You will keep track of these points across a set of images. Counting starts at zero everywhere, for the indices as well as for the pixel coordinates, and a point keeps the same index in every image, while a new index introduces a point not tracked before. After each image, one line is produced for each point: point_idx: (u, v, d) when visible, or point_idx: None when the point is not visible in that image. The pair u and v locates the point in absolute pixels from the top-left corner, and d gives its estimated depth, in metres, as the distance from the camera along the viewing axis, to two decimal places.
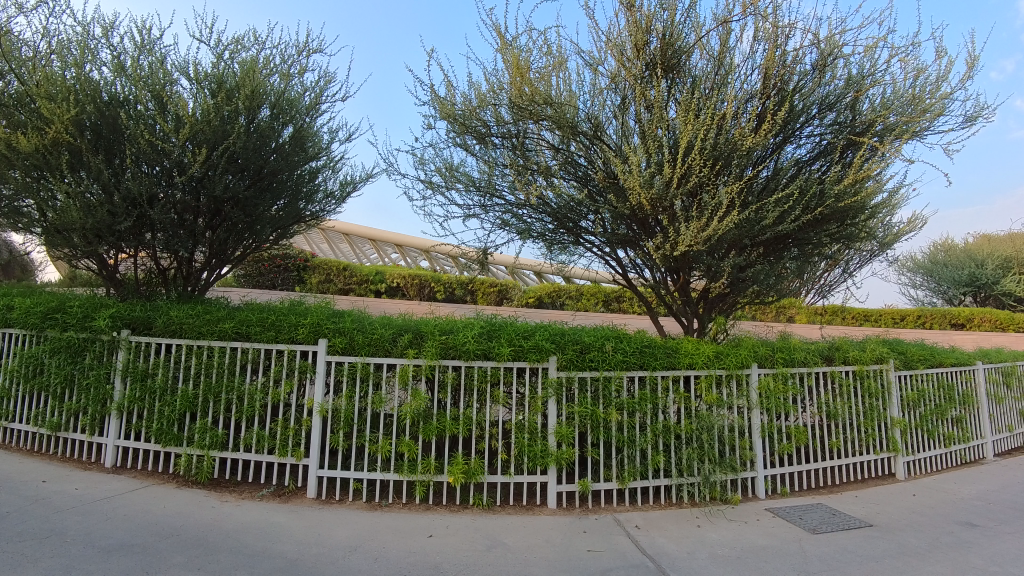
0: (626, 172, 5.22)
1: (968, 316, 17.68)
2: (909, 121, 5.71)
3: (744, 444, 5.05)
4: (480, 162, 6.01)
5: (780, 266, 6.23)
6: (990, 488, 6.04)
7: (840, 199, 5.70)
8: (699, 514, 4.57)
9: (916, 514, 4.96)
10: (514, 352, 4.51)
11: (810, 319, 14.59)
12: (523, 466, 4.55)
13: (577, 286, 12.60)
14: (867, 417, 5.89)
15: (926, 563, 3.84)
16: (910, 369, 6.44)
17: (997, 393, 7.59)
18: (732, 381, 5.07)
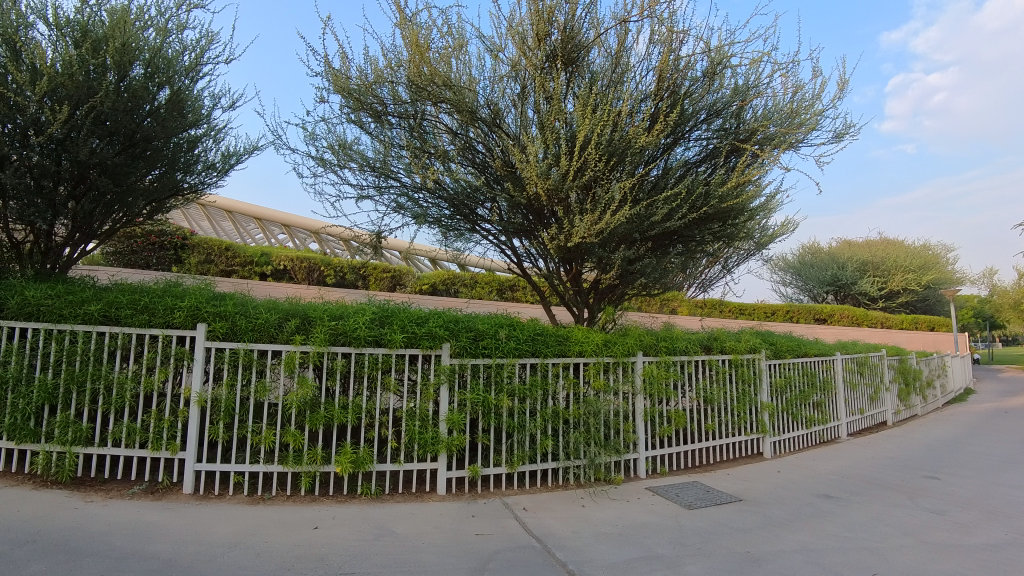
0: (524, 162, 5.28)
1: (830, 312, 19.28)
2: (787, 134, 6.15)
3: (628, 427, 5.26)
4: (376, 141, 5.88)
5: (666, 260, 6.53)
6: (843, 465, 6.63)
7: (723, 200, 6.04)
8: (584, 495, 4.71)
9: (781, 488, 5.35)
10: (407, 338, 4.45)
11: (692, 312, 15.38)
12: (412, 453, 4.50)
13: (471, 274, 12.63)
14: (740, 402, 6.28)
15: (789, 532, 4.16)
16: (779, 358, 6.95)
17: (852, 380, 8.32)
18: (619, 367, 5.26)
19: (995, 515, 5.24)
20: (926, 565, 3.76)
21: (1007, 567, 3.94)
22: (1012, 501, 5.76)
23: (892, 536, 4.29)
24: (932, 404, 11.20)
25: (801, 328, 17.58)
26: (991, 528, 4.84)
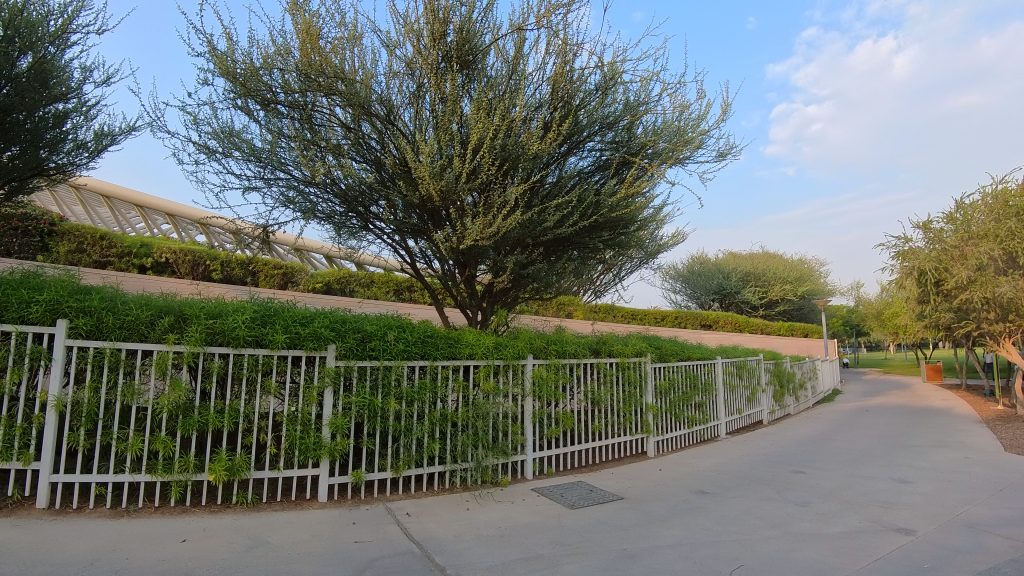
0: (417, 161, 5.24)
1: (714, 318, 20.35)
2: (673, 150, 6.43)
3: (516, 429, 5.30)
4: (264, 131, 5.64)
5: (558, 265, 6.67)
6: (720, 463, 6.97)
7: (613, 209, 6.23)
8: (470, 498, 4.69)
9: (661, 485, 5.54)
10: (290, 339, 4.25)
11: (586, 316, 15.73)
12: (293, 459, 4.31)
13: (367, 274, 12.35)
14: (626, 403, 6.49)
15: (665, 527, 4.30)
16: (664, 361, 7.24)
17: (731, 382, 8.78)
18: (509, 370, 5.30)
19: (850, 505, 5.68)
20: (788, 554, 4.00)
21: (858, 554, 4.26)
22: (866, 492, 6.26)
23: (758, 528, 4.54)
24: (803, 404, 12.00)
25: (688, 334, 18.40)
26: (847, 518, 5.23)
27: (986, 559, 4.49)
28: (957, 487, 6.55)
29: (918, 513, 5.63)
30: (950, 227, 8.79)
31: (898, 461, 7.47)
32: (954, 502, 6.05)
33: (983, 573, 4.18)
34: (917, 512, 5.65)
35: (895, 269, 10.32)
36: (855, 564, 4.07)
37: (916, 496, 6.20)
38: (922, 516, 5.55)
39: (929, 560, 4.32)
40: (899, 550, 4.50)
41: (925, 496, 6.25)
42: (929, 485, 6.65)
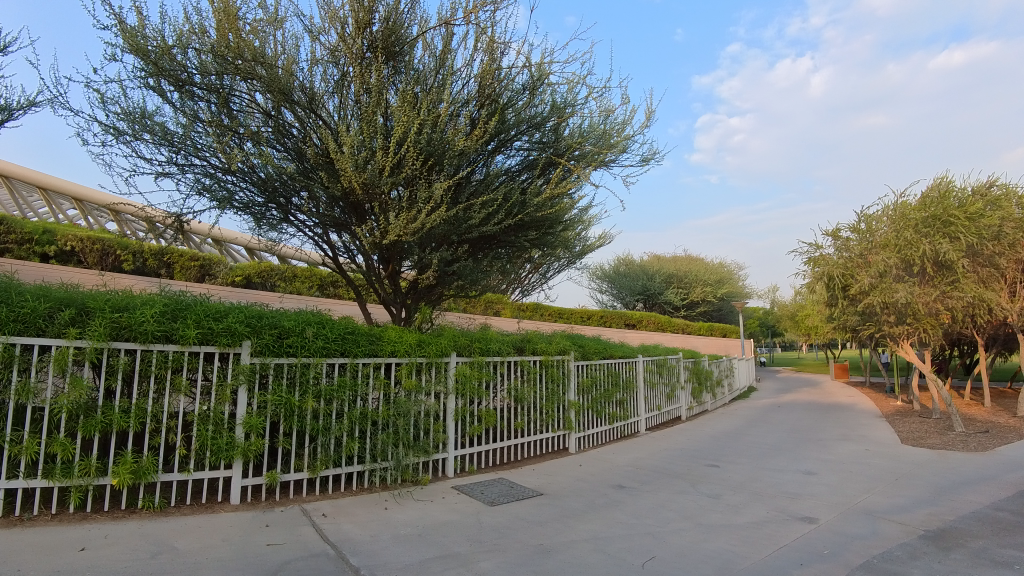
0: (339, 153, 5.21)
1: (639, 317, 20.86)
2: (599, 152, 6.58)
3: (438, 427, 5.37)
4: (178, 113, 5.39)
5: (482, 262, 6.73)
6: (639, 460, 7.18)
7: (538, 208, 6.32)
8: (389, 497, 4.72)
9: (581, 481, 5.70)
10: (202, 335, 4.07)
11: (513, 314, 15.82)
12: (204, 461, 4.14)
13: (290, 268, 11.99)
14: (548, 401, 6.66)
15: (582, 522, 4.37)
16: (587, 359, 7.48)
17: (651, 379, 9.03)
18: (431, 368, 5.32)
19: (759, 496, 5.94)
20: (698, 545, 4.15)
21: (764, 544, 4.46)
22: (775, 484, 6.57)
23: (672, 520, 4.69)
24: (720, 401, 12.45)
25: (613, 333, 18.80)
26: (756, 508, 5.47)
27: (879, 544, 4.79)
28: (857, 478, 6.96)
29: (821, 503, 5.95)
30: (855, 236, 9.29)
31: (806, 454, 7.85)
32: (854, 492, 6.42)
33: (876, 558, 4.46)
34: (819, 502, 5.97)
35: (806, 273, 10.83)
36: (760, 554, 4.26)
37: (820, 487, 6.55)
38: (824, 505, 5.87)
39: (828, 547, 4.57)
40: (802, 538, 4.75)
41: (828, 486, 6.62)
42: (831, 476, 7.04)
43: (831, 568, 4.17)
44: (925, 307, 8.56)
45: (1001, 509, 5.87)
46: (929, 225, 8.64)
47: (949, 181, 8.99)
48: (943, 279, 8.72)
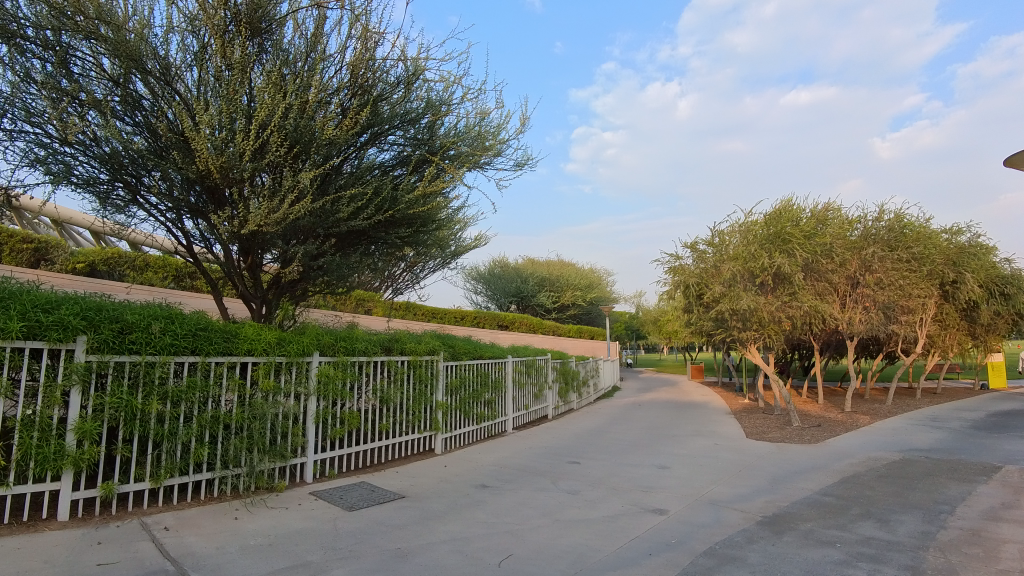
0: (193, 133, 5.05)
1: (511, 319, 21.18)
2: (473, 153, 7.13)
3: (296, 431, 5.24)
4: (5, 71, 4.86)
5: (349, 257, 7.15)
6: (501, 460, 7.41)
7: (409, 205, 6.83)
8: (239, 506, 4.58)
9: (444, 482, 6.16)
10: (28, 329, 3.63)
11: (386, 312, 15.44)
12: (26, 472, 3.71)
13: (141, 256, 11.02)
14: (415, 402, 6.94)
15: (441, 524, 4.61)
16: (456, 360, 7.68)
17: (520, 379, 9.18)
18: (292, 368, 5.21)
19: (615, 491, 6.33)
20: (555, 541, 4.50)
21: (618, 536, 4.79)
22: (630, 479, 6.95)
23: (531, 519, 5.04)
24: (586, 399, 12.85)
25: (484, 333, 18.96)
26: (611, 503, 5.87)
27: (722, 530, 5.16)
28: (706, 470, 7.46)
29: (672, 494, 6.34)
30: (710, 249, 9.96)
31: (661, 448, 8.30)
32: (702, 483, 6.87)
33: (717, 543, 4.80)
34: (671, 494, 6.35)
35: (668, 282, 11.48)
36: (613, 546, 4.52)
37: (671, 480, 6.98)
38: (675, 497, 6.24)
39: (676, 536, 4.89)
40: (654, 529, 5.07)
41: (679, 478, 7.06)
42: (683, 469, 7.48)
43: (676, 556, 4.46)
44: (768, 314, 9.26)
45: (827, 494, 6.50)
46: (771, 241, 9.46)
47: (790, 203, 9.89)
48: (783, 290, 9.51)
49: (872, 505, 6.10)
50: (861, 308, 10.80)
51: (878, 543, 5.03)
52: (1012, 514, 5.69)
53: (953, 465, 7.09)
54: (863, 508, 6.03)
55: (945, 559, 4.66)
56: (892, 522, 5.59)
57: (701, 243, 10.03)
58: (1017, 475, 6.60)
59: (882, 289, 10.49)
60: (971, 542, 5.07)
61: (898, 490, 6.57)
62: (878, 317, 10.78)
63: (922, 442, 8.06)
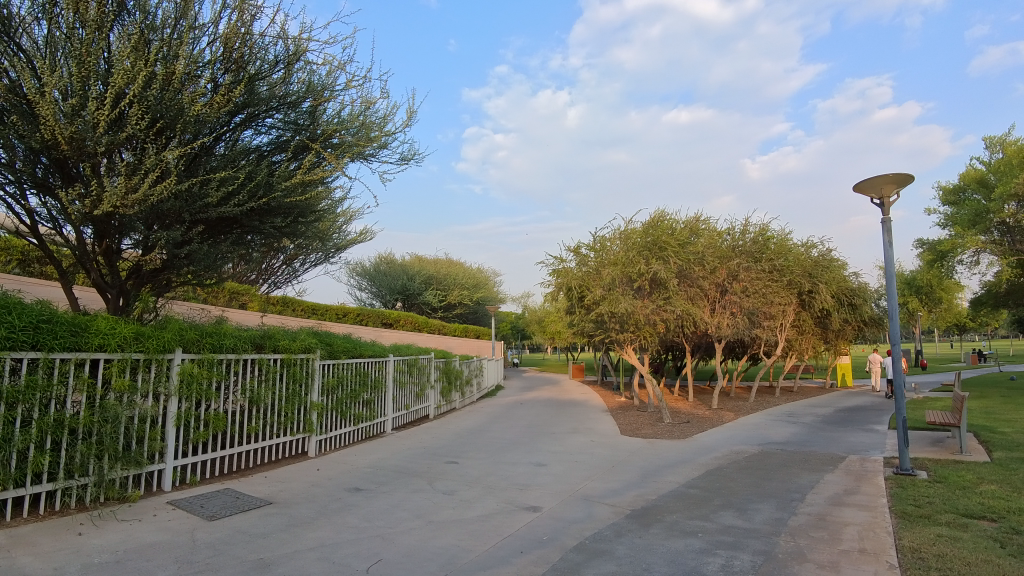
0: (37, 99, 5.08)
1: (395, 317, 20.76)
2: (354, 144, 7.63)
3: (153, 436, 5.01)
4: None
5: (219, 245, 6.89)
6: (378, 461, 7.30)
7: (285, 193, 6.87)
8: (85, 519, 4.30)
9: (315, 486, 6.08)
10: None
11: (262, 307, 14.62)
12: None
13: None
14: (287, 402, 6.67)
15: (309, 530, 4.76)
16: (333, 358, 7.42)
17: (401, 378, 9.05)
18: (150, 365, 4.99)
19: (491, 490, 6.47)
20: (425, 543, 4.66)
21: (489, 536, 4.94)
22: (507, 477, 7.06)
23: (404, 520, 5.24)
24: (468, 398, 12.84)
25: (365, 331, 18.55)
26: (486, 502, 6.00)
27: (592, 525, 5.36)
28: (580, 466, 7.70)
29: (546, 491, 6.52)
30: (592, 253, 10.24)
31: (538, 446, 8.45)
32: (576, 479, 7.09)
33: (587, 538, 4.98)
34: (545, 491, 6.54)
35: (552, 285, 11.73)
36: (485, 546, 4.67)
37: (547, 476, 7.14)
38: (549, 494, 6.43)
39: (547, 533, 5.06)
40: (525, 527, 5.23)
41: (555, 475, 7.26)
42: (559, 466, 7.68)
43: (547, 552, 4.60)
44: (644, 318, 9.63)
45: (692, 486, 6.89)
46: (649, 248, 9.87)
47: (666, 214, 10.36)
48: (658, 295, 9.95)
49: (732, 496, 6.55)
50: (728, 314, 11.47)
51: (737, 530, 5.38)
52: (853, 499, 6.28)
53: (805, 457, 7.72)
54: (724, 498, 6.44)
55: (795, 543, 5.06)
56: (749, 511, 6.00)
57: (584, 247, 10.29)
58: (858, 463, 7.28)
59: (747, 297, 11.20)
60: (817, 526, 5.53)
61: (756, 480, 7.08)
62: (742, 322, 11.52)
63: (778, 436, 8.74)
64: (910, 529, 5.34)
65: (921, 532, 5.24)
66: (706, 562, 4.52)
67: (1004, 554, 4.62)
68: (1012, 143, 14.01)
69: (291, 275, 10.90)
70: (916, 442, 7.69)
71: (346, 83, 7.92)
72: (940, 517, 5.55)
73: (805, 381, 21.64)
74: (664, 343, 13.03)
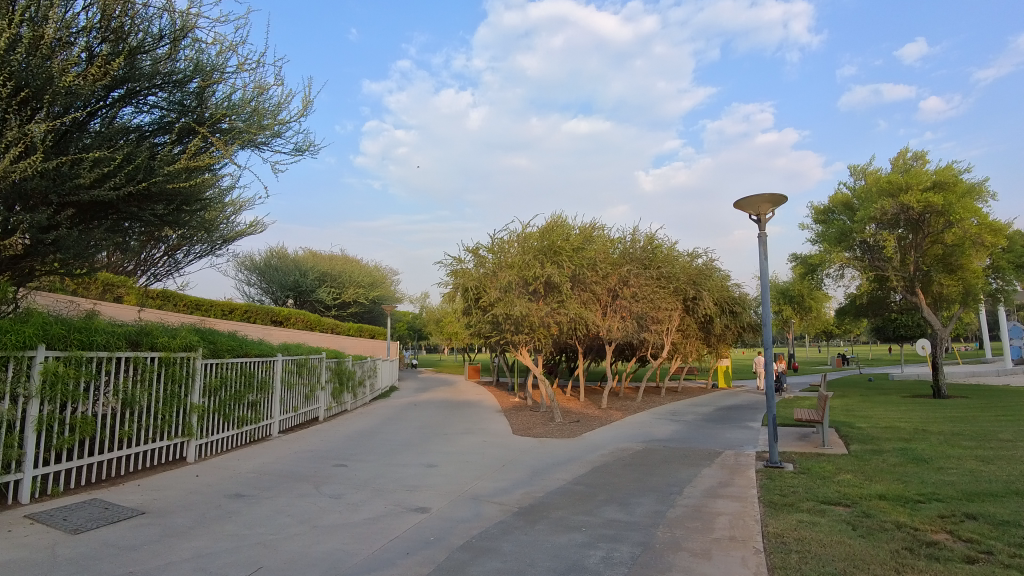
0: None
1: (286, 315, 19.70)
2: (244, 131, 7.18)
3: (9, 442, 4.49)
4: None
5: (92, 231, 6.28)
6: (262, 466, 6.92)
7: (168, 178, 6.33)
8: None
9: (192, 493, 5.67)
10: None
11: (138, 302, 13.53)
12: None
13: None
14: (164, 404, 6.13)
15: (184, 540, 4.44)
16: (217, 357, 6.95)
17: (289, 379, 8.62)
18: (7, 363, 4.47)
19: (379, 493, 6.35)
20: (309, 548, 4.50)
21: (376, 538, 4.86)
22: (396, 479, 6.95)
23: (287, 526, 5.02)
24: (361, 399, 12.49)
25: (254, 329, 17.49)
26: (374, 505, 5.89)
27: (479, 524, 5.43)
28: (471, 466, 7.73)
29: (435, 492, 6.50)
30: (489, 255, 10.34)
31: (430, 447, 8.38)
32: (466, 479, 7.12)
33: (474, 537, 5.05)
34: (434, 492, 6.51)
35: (448, 286, 11.66)
36: (370, 549, 4.60)
37: (437, 477, 7.11)
38: (438, 495, 6.41)
39: (435, 534, 5.07)
40: (413, 529, 5.21)
41: (445, 476, 7.24)
42: (449, 467, 7.66)
43: (433, 552, 4.61)
44: (538, 320, 9.85)
45: (578, 483, 7.15)
46: (544, 252, 10.11)
47: (562, 219, 10.64)
48: (552, 298, 10.22)
49: (615, 491, 6.85)
50: (618, 317, 11.97)
51: (619, 524, 5.65)
52: (726, 491, 6.79)
53: (685, 453, 8.24)
54: (607, 493, 6.74)
55: (671, 533, 5.39)
56: (630, 505, 6.32)
57: (482, 248, 10.37)
58: (733, 458, 7.91)
59: (636, 301, 11.85)
60: (692, 517, 5.93)
61: (637, 476, 7.46)
62: (632, 326, 12.10)
63: (662, 434, 9.24)
64: (775, 516, 5.87)
65: (784, 519, 5.78)
66: (587, 555, 4.72)
67: (854, 535, 5.18)
68: (871, 171, 15.68)
69: (174, 266, 10.12)
70: (784, 437, 8.46)
71: (238, 66, 7.46)
72: (802, 504, 6.14)
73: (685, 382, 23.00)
74: (560, 344, 13.42)
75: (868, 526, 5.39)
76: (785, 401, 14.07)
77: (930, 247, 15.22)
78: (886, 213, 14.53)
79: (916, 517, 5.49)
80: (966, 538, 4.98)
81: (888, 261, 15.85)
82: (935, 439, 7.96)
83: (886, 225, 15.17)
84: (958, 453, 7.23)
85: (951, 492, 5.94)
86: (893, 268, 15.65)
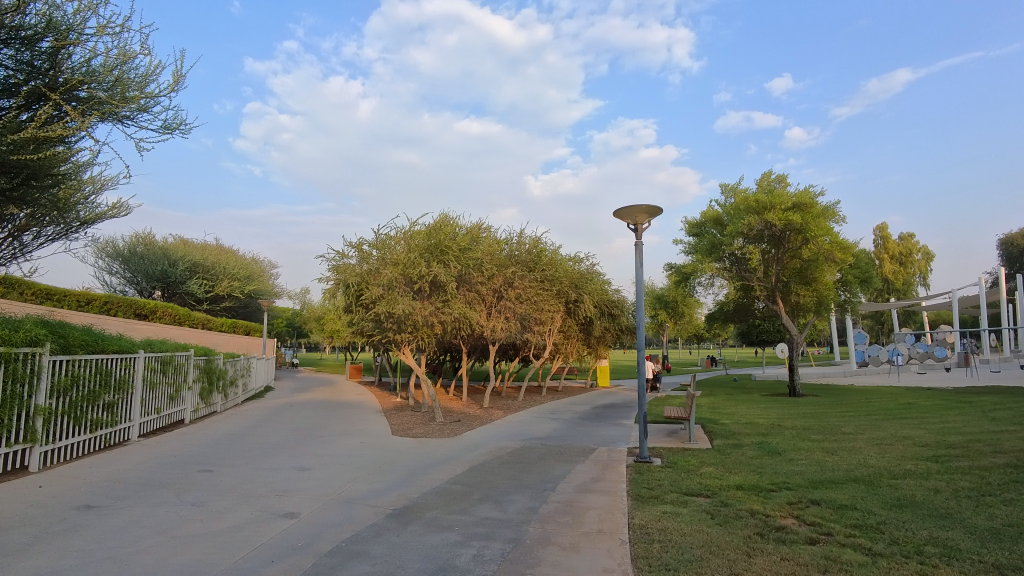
0: None
1: (153, 308, 17.93)
2: (105, 102, 6.42)
3: None
4: None
5: None
6: (116, 473, 6.29)
7: (10, 148, 5.58)
8: None
9: (33, 506, 5.03)
10: None
11: None
12: None
13: None
14: (3, 405, 5.35)
15: (19, 560, 3.95)
16: (67, 354, 6.23)
17: (151, 378, 7.87)
18: None
19: (246, 498, 5.99)
20: (165, 561, 4.17)
21: (239, 547, 4.60)
22: (266, 484, 6.59)
23: (141, 538, 4.61)
24: (232, 400, 11.72)
25: (113, 323, 15.76)
26: (238, 512, 5.55)
27: (349, 528, 5.30)
28: (345, 468, 7.50)
29: (306, 497, 6.24)
30: (373, 251, 10.10)
31: (304, 450, 8.03)
32: (339, 482, 6.91)
33: (343, 541, 4.92)
34: (305, 496, 6.25)
35: (328, 283, 11.29)
36: (232, 558, 4.34)
37: (310, 481, 6.84)
38: (308, 499, 6.16)
39: (302, 540, 4.89)
40: (279, 535, 4.99)
41: (319, 479, 6.97)
42: (322, 469, 7.38)
43: (299, 559, 4.43)
44: (422, 319, 9.77)
45: (455, 482, 7.18)
46: (430, 250, 10.03)
47: (449, 218, 10.63)
48: (436, 297, 10.19)
49: (489, 489, 6.95)
50: (502, 318, 12.16)
51: (491, 521, 5.74)
52: (597, 486, 7.12)
53: (561, 450, 8.55)
54: (482, 492, 6.83)
55: (542, 529, 5.58)
56: (504, 502, 6.46)
57: (365, 244, 10.11)
58: (606, 454, 8.32)
59: (520, 302, 12.12)
60: (563, 512, 6.17)
61: (513, 473, 7.62)
62: (515, 326, 12.34)
63: (540, 432, 9.50)
64: (641, 508, 6.26)
65: (650, 510, 6.18)
66: (458, 554, 4.75)
67: (712, 523, 5.64)
68: (740, 190, 17.15)
69: (17, 251, 9.01)
70: (654, 434, 9.02)
71: (98, 29, 6.76)
72: (667, 496, 6.60)
73: (566, 382, 23.84)
74: (443, 343, 13.38)
75: (724, 514, 5.90)
76: (658, 400, 14.98)
77: (789, 261, 16.95)
78: (753, 228, 16.02)
79: (768, 505, 6.09)
80: (810, 521, 5.59)
81: (753, 272, 17.45)
82: (788, 433, 8.88)
83: (752, 240, 16.74)
84: (807, 445, 8.12)
85: (800, 481, 6.68)
86: (758, 278, 17.29)
